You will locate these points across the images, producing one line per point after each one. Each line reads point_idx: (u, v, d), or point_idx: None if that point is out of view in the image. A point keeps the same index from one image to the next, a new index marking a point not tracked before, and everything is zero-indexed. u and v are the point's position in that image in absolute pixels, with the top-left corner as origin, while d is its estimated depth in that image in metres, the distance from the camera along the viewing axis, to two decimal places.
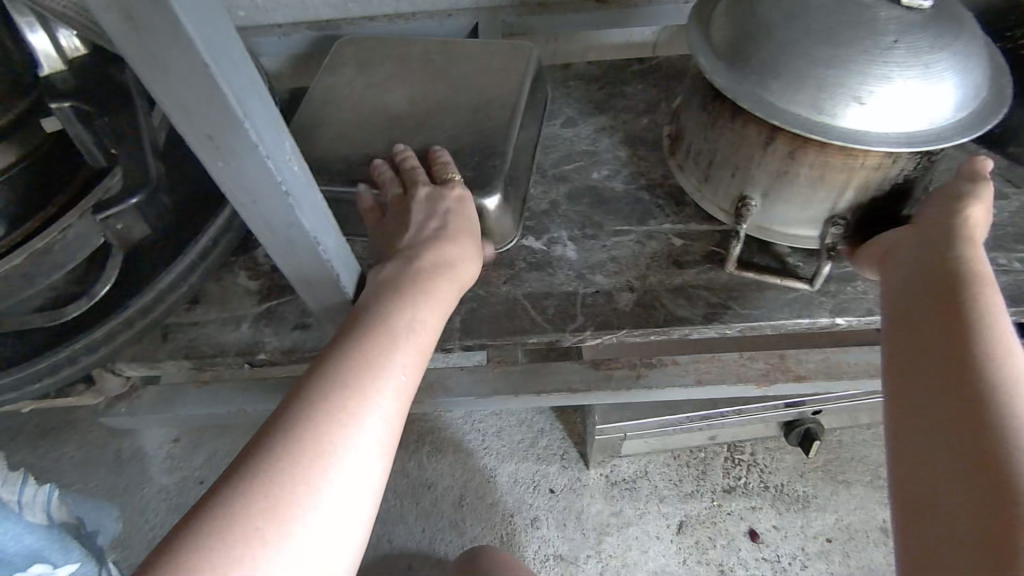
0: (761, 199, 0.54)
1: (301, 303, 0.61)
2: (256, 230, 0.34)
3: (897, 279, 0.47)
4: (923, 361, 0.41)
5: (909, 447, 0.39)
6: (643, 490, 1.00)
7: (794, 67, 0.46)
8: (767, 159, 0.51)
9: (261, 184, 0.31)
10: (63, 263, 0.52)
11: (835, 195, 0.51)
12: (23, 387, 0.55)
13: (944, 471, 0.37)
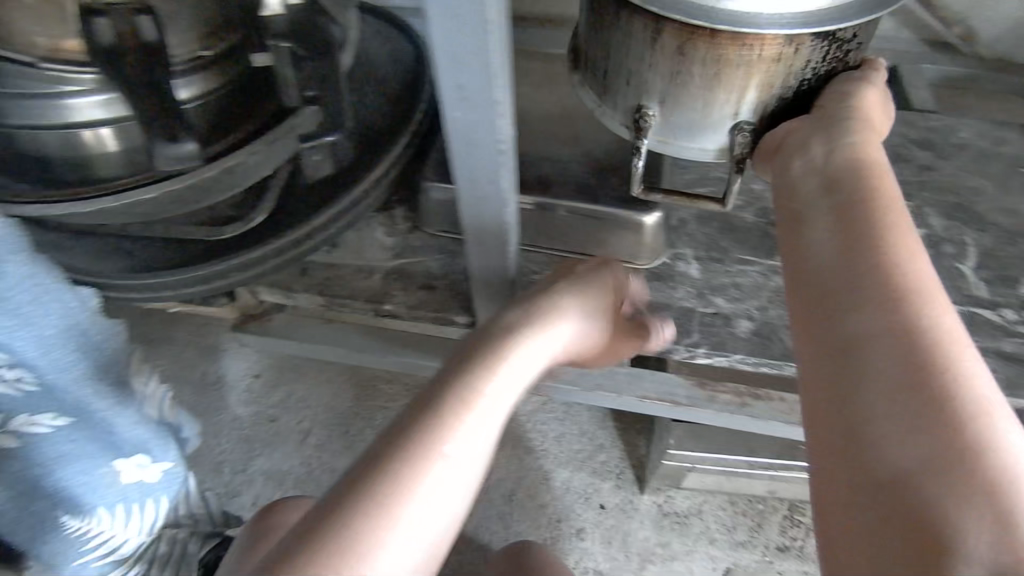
0: (660, 108, 0.52)
1: (429, 266, 0.65)
2: (457, 179, 0.37)
3: (796, 180, 0.44)
4: (826, 261, 0.38)
5: (811, 356, 0.36)
6: (695, 528, 0.99)
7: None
8: (658, 59, 0.49)
9: (483, 140, 0.34)
10: (237, 187, 0.58)
11: (738, 96, 0.49)
12: (179, 289, 0.61)
13: (847, 378, 0.34)
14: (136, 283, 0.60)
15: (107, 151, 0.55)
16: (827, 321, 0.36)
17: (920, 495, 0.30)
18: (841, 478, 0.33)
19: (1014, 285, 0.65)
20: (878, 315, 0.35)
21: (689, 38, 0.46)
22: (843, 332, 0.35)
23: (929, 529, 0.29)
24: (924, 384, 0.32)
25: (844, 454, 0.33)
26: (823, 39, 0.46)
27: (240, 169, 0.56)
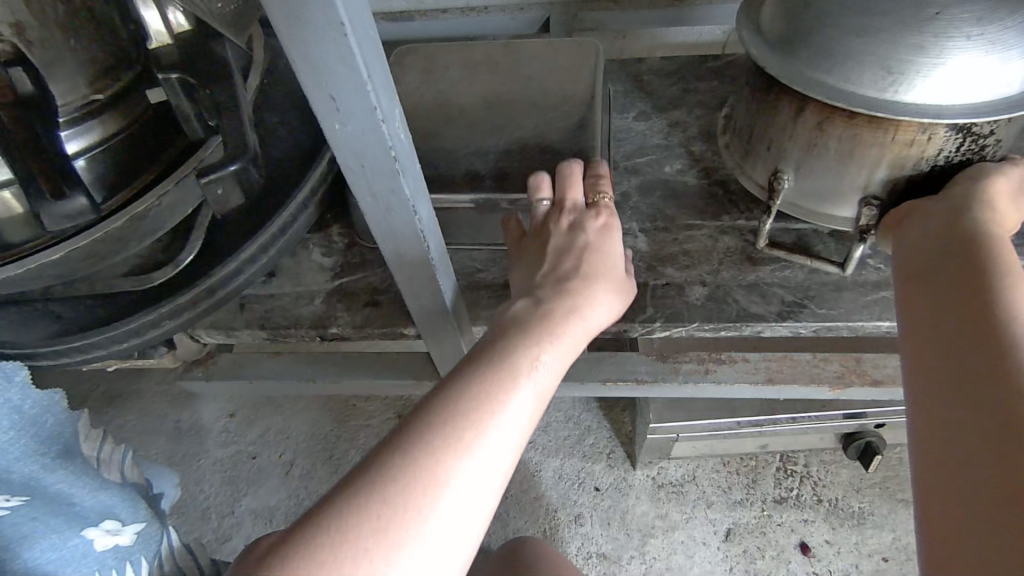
0: (795, 174, 0.54)
1: (371, 282, 0.62)
2: (361, 197, 0.35)
3: (911, 241, 0.48)
4: (952, 318, 0.41)
5: (940, 405, 0.39)
6: (691, 495, 0.99)
7: (839, 42, 0.46)
8: (798, 132, 0.52)
9: (372, 150, 0.32)
10: (155, 231, 0.55)
11: (867, 174, 0.51)
12: (111, 346, 0.58)
13: (973, 429, 0.37)
14: (64, 347, 0.57)
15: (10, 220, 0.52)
16: (967, 353, 0.39)
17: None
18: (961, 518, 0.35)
19: None
20: (978, 365, 0.38)
21: (826, 117, 0.49)
22: (993, 363, 0.38)
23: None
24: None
25: (977, 494, 0.35)
26: (961, 129, 0.47)
27: (154, 214, 0.53)
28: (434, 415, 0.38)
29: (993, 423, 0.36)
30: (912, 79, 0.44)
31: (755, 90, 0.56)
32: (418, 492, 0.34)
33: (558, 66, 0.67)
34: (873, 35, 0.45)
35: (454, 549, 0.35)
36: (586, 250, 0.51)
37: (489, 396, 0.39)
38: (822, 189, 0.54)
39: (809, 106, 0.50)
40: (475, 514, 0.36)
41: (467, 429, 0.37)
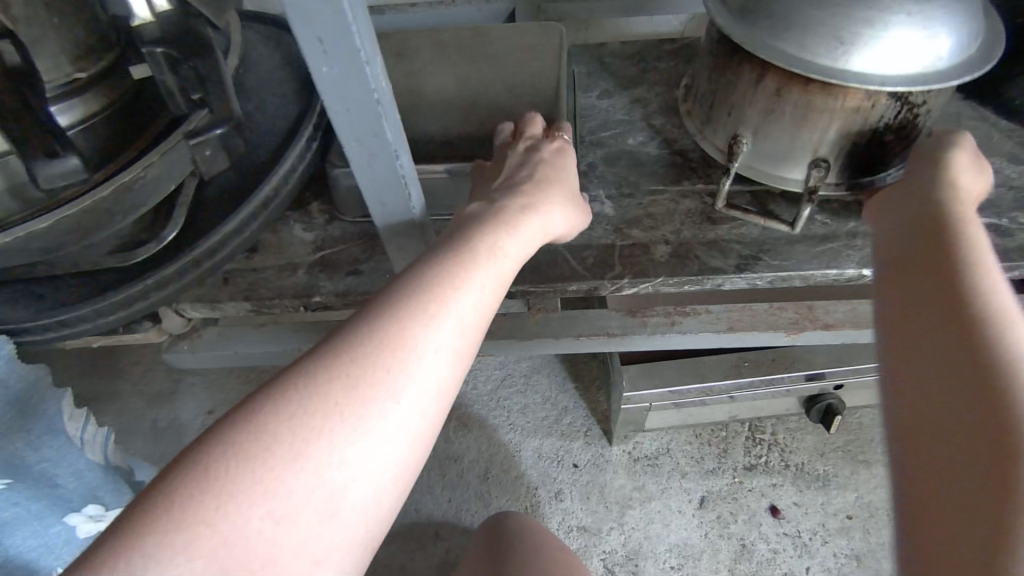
0: (754, 138, 0.58)
1: (352, 252, 0.65)
2: (346, 143, 0.38)
3: (889, 234, 0.48)
4: (932, 307, 0.41)
5: (916, 401, 0.39)
6: (666, 466, 1.02)
7: (797, 12, 0.49)
8: (757, 97, 0.55)
9: (356, 92, 0.35)
10: (141, 203, 0.56)
11: (819, 136, 0.54)
12: (97, 320, 0.59)
13: (949, 424, 0.37)
14: (48, 323, 0.58)
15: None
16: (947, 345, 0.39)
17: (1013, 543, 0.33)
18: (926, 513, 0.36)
19: None
20: (955, 358, 0.39)
21: (784, 83, 0.52)
22: (977, 361, 0.38)
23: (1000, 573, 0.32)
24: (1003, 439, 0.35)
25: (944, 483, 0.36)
26: (899, 97, 0.51)
27: (138, 186, 0.55)
28: (310, 371, 0.35)
29: (981, 424, 0.36)
30: (859, 49, 0.48)
31: (707, 59, 0.61)
32: (279, 456, 0.32)
33: (524, 47, 0.71)
34: (830, 8, 0.48)
35: (370, 466, 0.34)
36: (542, 163, 0.56)
37: (416, 310, 0.38)
38: (774, 153, 0.58)
39: (769, 72, 0.53)
40: (398, 430, 0.35)
41: (391, 346, 0.36)
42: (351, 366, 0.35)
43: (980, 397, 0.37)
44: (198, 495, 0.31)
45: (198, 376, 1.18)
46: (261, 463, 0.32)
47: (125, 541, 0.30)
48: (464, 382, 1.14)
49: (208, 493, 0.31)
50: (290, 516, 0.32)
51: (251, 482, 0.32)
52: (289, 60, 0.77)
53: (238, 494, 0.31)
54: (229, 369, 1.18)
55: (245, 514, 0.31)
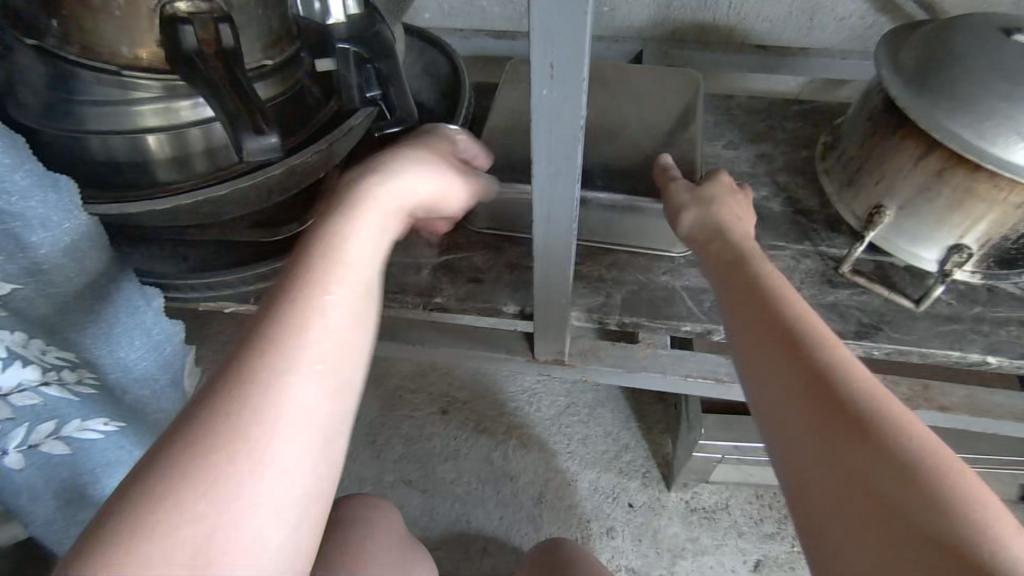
0: (898, 211, 0.59)
1: (474, 261, 0.68)
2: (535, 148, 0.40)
3: (715, 260, 0.49)
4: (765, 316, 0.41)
5: (770, 383, 0.38)
6: (723, 522, 1.01)
7: (977, 99, 0.51)
8: (914, 173, 0.57)
9: (565, 114, 0.38)
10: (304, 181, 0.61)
11: (969, 222, 0.56)
12: (238, 288, 0.63)
13: (792, 395, 0.37)
14: (195, 283, 0.63)
15: (166, 159, 0.60)
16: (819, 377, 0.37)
17: (901, 494, 0.32)
18: (805, 481, 0.35)
19: None
20: (790, 349, 0.38)
21: (951, 164, 0.53)
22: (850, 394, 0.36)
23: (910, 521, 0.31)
24: (842, 404, 0.35)
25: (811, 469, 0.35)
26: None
27: (301, 169, 0.59)
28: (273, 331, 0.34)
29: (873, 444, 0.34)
30: None
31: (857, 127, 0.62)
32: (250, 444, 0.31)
33: (662, 90, 0.74)
34: (1013, 99, 0.50)
35: (315, 420, 0.33)
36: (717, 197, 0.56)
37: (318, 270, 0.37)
38: (917, 234, 0.59)
39: (937, 149, 0.54)
40: (314, 382, 0.34)
41: (310, 304, 0.36)
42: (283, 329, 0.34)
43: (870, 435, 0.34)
44: (186, 471, 0.30)
45: None
46: (223, 430, 0.31)
47: (122, 525, 0.28)
48: (529, 403, 1.15)
49: (196, 462, 0.30)
50: (269, 482, 0.31)
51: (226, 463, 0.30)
52: (433, 72, 0.81)
53: (222, 458, 0.30)
54: None
55: (232, 467, 0.30)
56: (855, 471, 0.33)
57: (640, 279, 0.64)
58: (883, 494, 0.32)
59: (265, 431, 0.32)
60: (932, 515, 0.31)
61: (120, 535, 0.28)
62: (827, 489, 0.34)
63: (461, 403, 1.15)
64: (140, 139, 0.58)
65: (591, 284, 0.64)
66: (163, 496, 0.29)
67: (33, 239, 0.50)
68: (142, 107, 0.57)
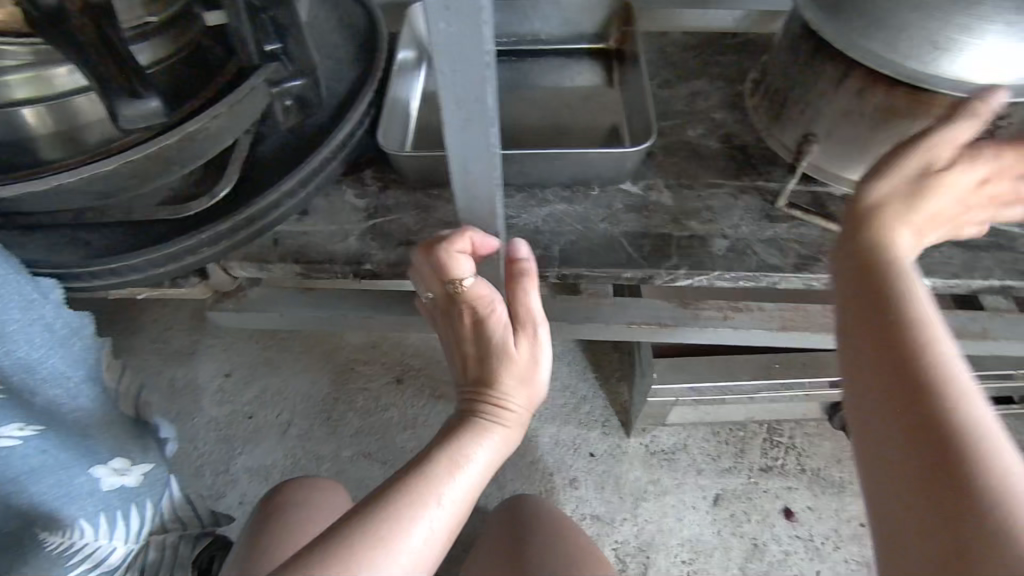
0: (825, 138, 0.59)
1: (404, 223, 0.64)
2: (443, 86, 0.36)
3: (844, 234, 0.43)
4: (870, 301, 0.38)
5: (863, 374, 0.36)
6: (683, 461, 1.03)
7: (893, 16, 0.49)
8: (837, 98, 0.56)
9: (470, 53, 0.34)
10: (205, 152, 0.56)
11: (895, 143, 0.55)
12: (148, 271, 0.58)
13: (873, 390, 0.35)
14: (97, 270, 0.57)
15: (51, 132, 0.53)
16: (879, 328, 0.36)
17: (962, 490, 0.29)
18: (890, 464, 0.33)
19: None
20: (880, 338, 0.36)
21: (868, 84, 0.53)
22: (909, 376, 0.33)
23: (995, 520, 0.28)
24: (918, 387, 0.33)
25: (884, 478, 0.33)
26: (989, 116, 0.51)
27: (200, 137, 0.54)
28: None
29: (924, 423, 0.32)
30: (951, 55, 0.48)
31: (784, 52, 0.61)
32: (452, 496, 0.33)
33: None
34: (932, 13, 0.48)
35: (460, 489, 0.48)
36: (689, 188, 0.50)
37: (422, 489, 0.46)
38: (842, 162, 0.59)
39: (852, 69, 0.53)
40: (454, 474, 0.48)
41: None
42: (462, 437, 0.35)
43: (917, 422, 0.32)
44: None
45: (216, 337, 1.17)
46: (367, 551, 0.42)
47: None
48: None
49: None
50: None
51: None
52: (345, 22, 0.75)
53: None
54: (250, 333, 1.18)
55: None
56: (937, 471, 0.30)
57: (578, 228, 0.62)
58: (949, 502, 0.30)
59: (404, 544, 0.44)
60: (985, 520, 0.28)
61: None
62: (913, 477, 0.31)
63: (417, 371, 1.13)
64: (15, 114, 0.51)
65: (528, 237, 0.62)
66: None
67: None
68: (11, 76, 0.49)
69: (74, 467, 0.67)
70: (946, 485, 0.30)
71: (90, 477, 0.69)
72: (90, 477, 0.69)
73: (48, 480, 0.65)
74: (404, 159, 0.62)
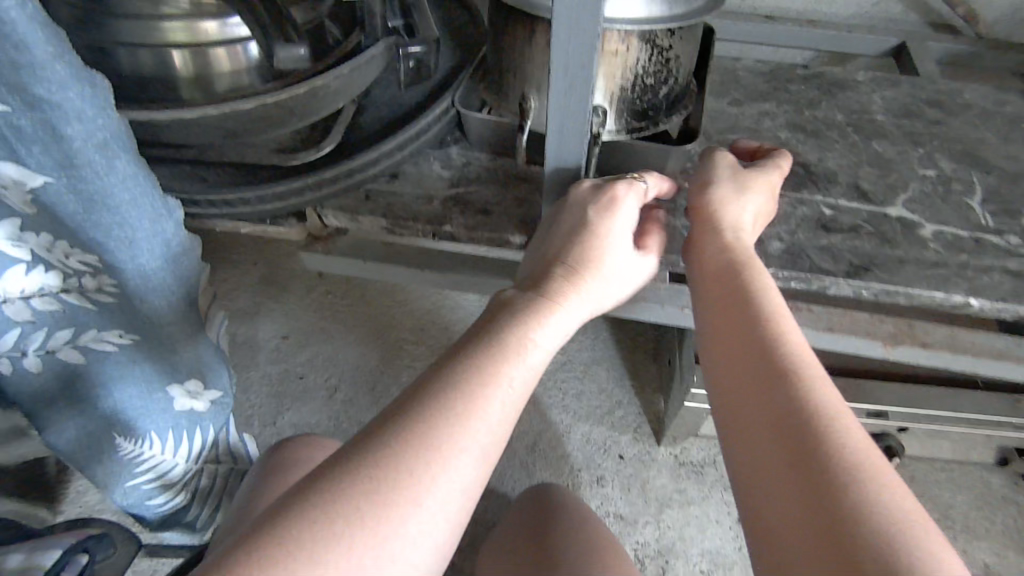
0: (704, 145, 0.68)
1: (483, 194, 0.70)
2: (555, 68, 0.44)
3: (705, 280, 0.53)
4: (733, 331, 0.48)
5: (745, 424, 0.44)
6: (710, 477, 1.04)
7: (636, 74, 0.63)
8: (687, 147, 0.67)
9: (581, 37, 0.41)
10: (322, 108, 0.64)
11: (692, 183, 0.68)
12: (255, 206, 0.65)
13: (758, 430, 0.43)
14: (214, 199, 0.65)
15: (190, 77, 0.61)
16: (749, 379, 0.45)
17: (820, 472, 0.38)
18: (780, 496, 0.39)
19: (1019, 217, 0.67)
20: (754, 364, 0.45)
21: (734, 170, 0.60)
22: (784, 406, 0.42)
23: (832, 491, 0.38)
24: (787, 410, 0.42)
25: (765, 475, 0.41)
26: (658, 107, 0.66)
27: (323, 93, 0.61)
28: (475, 351, 0.45)
29: (794, 444, 0.40)
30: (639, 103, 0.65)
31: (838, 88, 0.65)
32: (463, 411, 0.42)
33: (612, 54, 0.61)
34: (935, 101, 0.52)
35: (487, 453, 0.42)
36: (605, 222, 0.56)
37: (404, 431, 0.40)
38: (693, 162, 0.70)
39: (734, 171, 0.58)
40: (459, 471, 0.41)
41: (500, 359, 0.45)
42: (478, 373, 0.44)
43: (788, 449, 0.40)
44: (430, 439, 0.40)
45: (279, 302, 1.25)
46: (390, 461, 0.39)
47: (360, 471, 0.39)
48: None
49: (395, 462, 0.39)
50: (446, 476, 0.40)
51: (436, 444, 0.40)
52: (447, 18, 0.83)
53: (417, 460, 0.39)
54: (310, 303, 1.26)
55: (428, 465, 0.39)
56: (810, 493, 0.38)
57: None
58: (820, 515, 0.37)
59: (433, 488, 0.39)
60: (846, 519, 0.36)
61: (364, 484, 0.38)
62: (790, 522, 0.38)
63: None
64: (166, 56, 0.60)
65: None
66: (396, 478, 0.39)
67: (68, 131, 0.49)
68: (173, 24, 0.58)
69: (152, 384, 0.75)
70: (821, 478, 0.38)
71: (164, 396, 0.77)
72: (165, 396, 0.77)
73: (129, 393, 0.75)
74: (471, 119, 0.69)
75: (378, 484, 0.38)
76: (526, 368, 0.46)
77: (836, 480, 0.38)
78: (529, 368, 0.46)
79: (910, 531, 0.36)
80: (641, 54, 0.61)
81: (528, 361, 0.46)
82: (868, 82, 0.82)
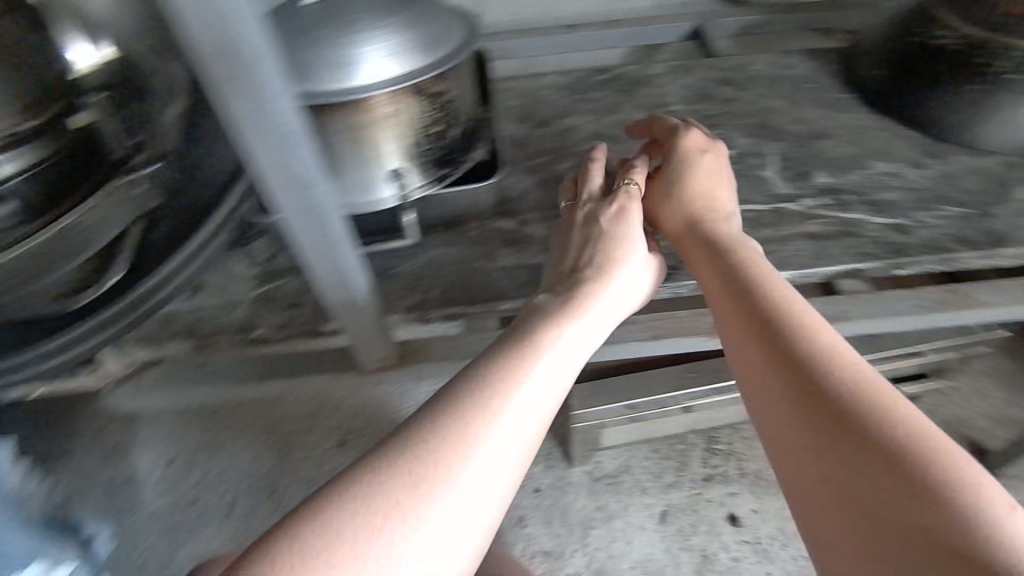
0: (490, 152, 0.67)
1: (292, 286, 0.67)
2: (260, 156, 0.39)
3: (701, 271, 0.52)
4: (751, 339, 0.44)
5: (785, 414, 0.40)
6: (626, 483, 1.04)
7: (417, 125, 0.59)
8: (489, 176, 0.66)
9: (275, 133, 0.38)
10: (86, 248, 0.56)
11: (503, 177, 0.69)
12: (31, 368, 0.59)
13: (807, 418, 0.39)
14: None
15: None
16: (786, 358, 0.41)
17: (894, 454, 0.35)
18: (847, 490, 0.35)
19: (810, 177, 0.69)
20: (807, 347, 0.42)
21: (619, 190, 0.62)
22: (833, 393, 0.38)
23: (923, 472, 0.34)
24: (844, 393, 0.38)
25: (814, 467, 0.37)
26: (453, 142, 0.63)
27: (77, 233, 0.54)
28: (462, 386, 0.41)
29: (858, 432, 0.36)
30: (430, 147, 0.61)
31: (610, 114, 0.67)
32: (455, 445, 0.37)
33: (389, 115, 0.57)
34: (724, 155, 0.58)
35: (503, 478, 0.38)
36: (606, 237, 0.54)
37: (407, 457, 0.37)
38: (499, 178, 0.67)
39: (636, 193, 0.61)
40: (471, 499, 0.36)
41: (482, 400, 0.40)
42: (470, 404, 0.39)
43: (838, 432, 0.37)
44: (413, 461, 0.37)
45: None
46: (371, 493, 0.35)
47: (335, 504, 0.35)
48: None
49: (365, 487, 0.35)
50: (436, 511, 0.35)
51: (433, 465, 0.36)
52: None
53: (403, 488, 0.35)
54: None
55: (419, 487, 0.36)
56: (896, 477, 0.34)
57: (457, 270, 0.65)
58: (894, 512, 0.33)
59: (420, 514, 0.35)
60: (939, 499, 0.33)
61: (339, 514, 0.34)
62: (879, 510, 0.34)
63: (358, 432, 1.14)
64: None
65: (409, 284, 0.65)
66: (377, 506, 0.35)
67: None
68: None
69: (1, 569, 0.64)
70: (905, 458, 0.34)
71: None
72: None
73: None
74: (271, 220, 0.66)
75: (358, 512, 0.34)
76: (531, 406, 0.41)
77: (918, 456, 0.34)
78: (544, 400, 0.42)
79: (990, 513, 0.32)
80: (418, 108, 0.58)
81: (528, 396, 0.41)
82: (664, 74, 0.83)
